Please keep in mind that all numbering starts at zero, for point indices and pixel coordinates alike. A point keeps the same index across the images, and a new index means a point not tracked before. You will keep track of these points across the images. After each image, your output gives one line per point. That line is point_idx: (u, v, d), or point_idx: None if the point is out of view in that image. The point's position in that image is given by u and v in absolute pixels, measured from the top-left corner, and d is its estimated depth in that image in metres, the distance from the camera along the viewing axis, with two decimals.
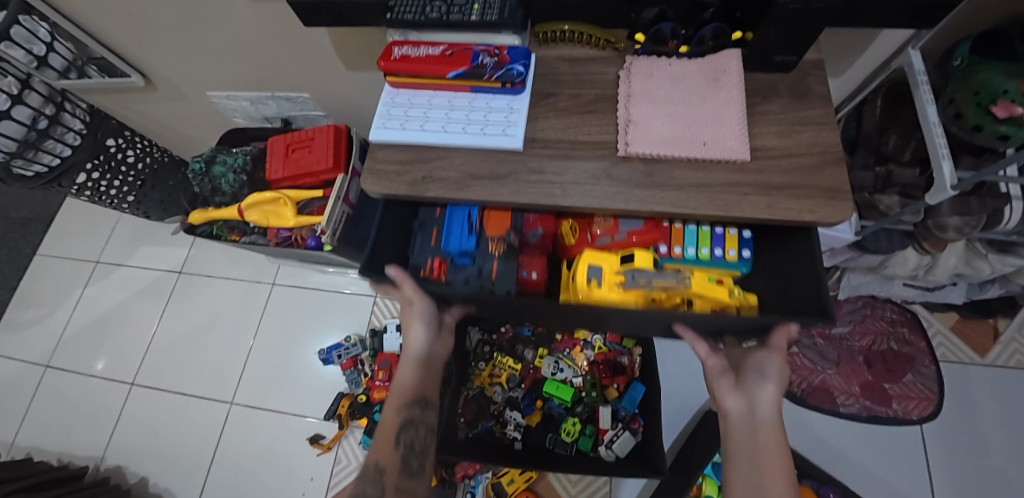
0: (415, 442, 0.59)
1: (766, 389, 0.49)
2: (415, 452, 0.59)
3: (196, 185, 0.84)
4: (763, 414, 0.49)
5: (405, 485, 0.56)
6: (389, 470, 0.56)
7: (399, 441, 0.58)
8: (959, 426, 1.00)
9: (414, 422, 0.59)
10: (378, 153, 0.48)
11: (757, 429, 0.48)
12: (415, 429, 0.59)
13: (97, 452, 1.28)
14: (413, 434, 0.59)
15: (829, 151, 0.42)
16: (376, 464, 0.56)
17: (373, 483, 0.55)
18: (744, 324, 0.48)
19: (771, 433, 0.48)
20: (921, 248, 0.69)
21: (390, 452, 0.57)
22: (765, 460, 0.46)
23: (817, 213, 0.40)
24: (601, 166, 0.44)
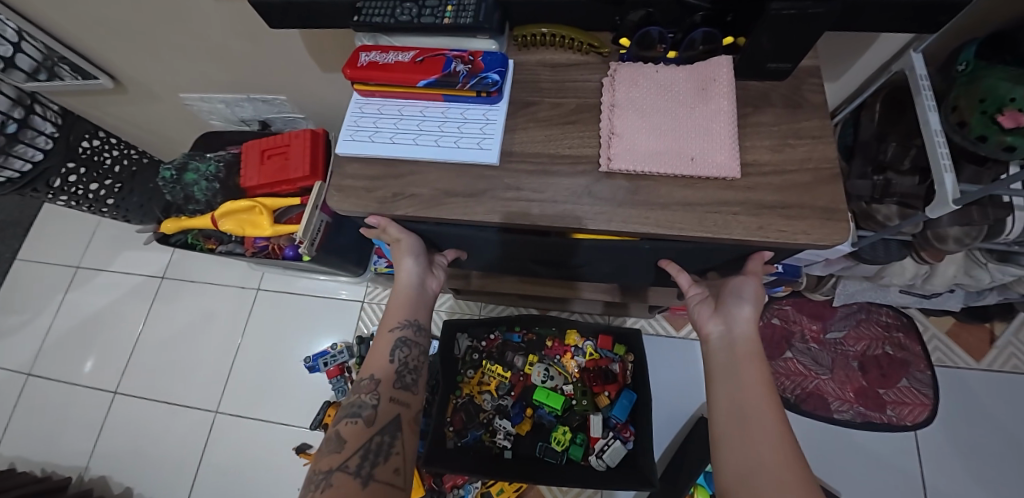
0: (410, 359, 0.55)
1: (743, 311, 0.47)
2: (409, 369, 0.55)
3: (168, 193, 0.81)
4: (741, 331, 0.46)
5: (401, 394, 0.52)
6: (384, 381, 0.52)
7: (393, 355, 0.54)
8: (955, 433, 0.99)
9: (408, 341, 0.55)
10: (345, 168, 0.45)
11: (740, 350, 0.45)
12: (408, 347, 0.55)
13: (81, 462, 1.25)
14: (407, 352, 0.55)
15: (824, 167, 0.40)
16: (371, 376, 0.53)
17: (368, 393, 0.51)
18: (728, 256, 0.46)
19: (750, 351, 0.45)
20: (918, 257, 0.67)
21: (384, 363, 0.53)
22: (746, 374, 0.43)
23: (810, 235, 0.37)
24: (583, 183, 0.41)
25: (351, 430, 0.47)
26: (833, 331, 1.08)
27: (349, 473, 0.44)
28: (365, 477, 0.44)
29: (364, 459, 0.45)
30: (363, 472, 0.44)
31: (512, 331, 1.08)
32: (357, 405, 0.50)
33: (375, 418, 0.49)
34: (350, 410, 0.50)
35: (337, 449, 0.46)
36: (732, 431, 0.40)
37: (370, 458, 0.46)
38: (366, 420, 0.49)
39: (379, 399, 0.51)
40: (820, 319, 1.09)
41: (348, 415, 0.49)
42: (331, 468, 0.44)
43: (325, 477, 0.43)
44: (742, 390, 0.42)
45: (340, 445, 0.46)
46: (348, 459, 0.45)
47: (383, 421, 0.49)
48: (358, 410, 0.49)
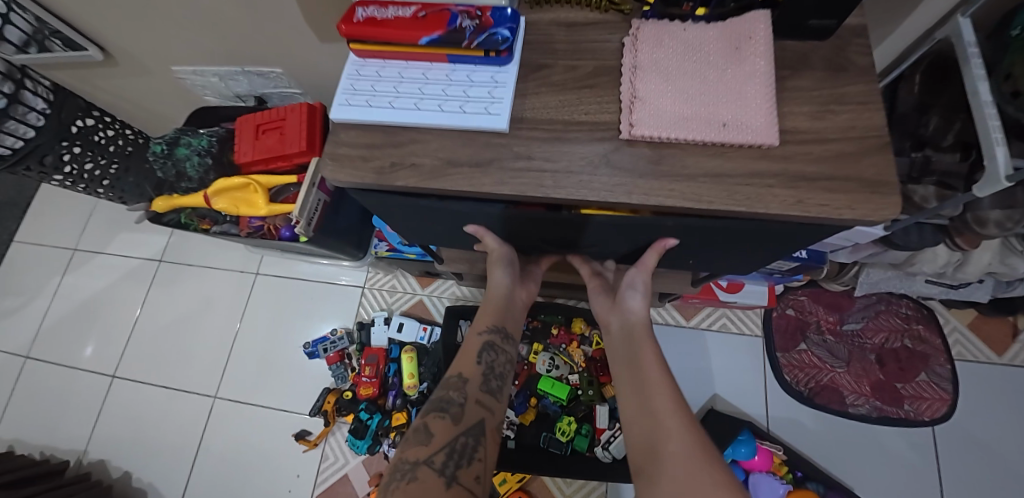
0: (496, 364, 0.55)
1: (635, 301, 0.56)
2: (494, 374, 0.54)
3: (158, 169, 0.77)
4: (636, 318, 0.55)
5: (487, 399, 0.51)
6: (471, 382, 0.52)
7: (480, 358, 0.54)
8: (974, 429, 0.95)
9: (495, 346, 0.56)
10: (340, 135, 0.41)
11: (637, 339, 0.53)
12: (495, 352, 0.56)
13: (80, 446, 1.24)
14: (494, 357, 0.55)
15: (872, 135, 0.35)
16: (459, 374, 0.52)
17: (454, 391, 0.50)
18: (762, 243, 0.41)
19: (642, 334, 0.54)
20: (952, 244, 0.63)
21: (472, 364, 0.53)
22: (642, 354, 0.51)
23: (857, 210, 0.33)
24: (600, 152, 0.37)
25: (439, 424, 0.46)
26: (849, 323, 1.04)
27: (435, 469, 0.41)
28: (450, 477, 0.41)
29: (449, 458, 0.43)
30: (448, 472, 0.42)
31: None
32: (444, 400, 0.49)
33: (462, 415, 0.47)
34: (436, 404, 0.48)
35: (425, 441, 0.44)
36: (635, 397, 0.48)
37: (454, 458, 0.43)
38: (452, 417, 0.47)
39: (464, 398, 0.49)
40: (836, 310, 1.05)
41: (436, 409, 0.48)
42: (417, 460, 0.42)
43: (410, 469, 0.41)
44: (641, 368, 0.50)
45: (427, 438, 0.44)
46: (434, 455, 0.43)
47: (470, 422, 0.47)
48: (445, 405, 0.48)
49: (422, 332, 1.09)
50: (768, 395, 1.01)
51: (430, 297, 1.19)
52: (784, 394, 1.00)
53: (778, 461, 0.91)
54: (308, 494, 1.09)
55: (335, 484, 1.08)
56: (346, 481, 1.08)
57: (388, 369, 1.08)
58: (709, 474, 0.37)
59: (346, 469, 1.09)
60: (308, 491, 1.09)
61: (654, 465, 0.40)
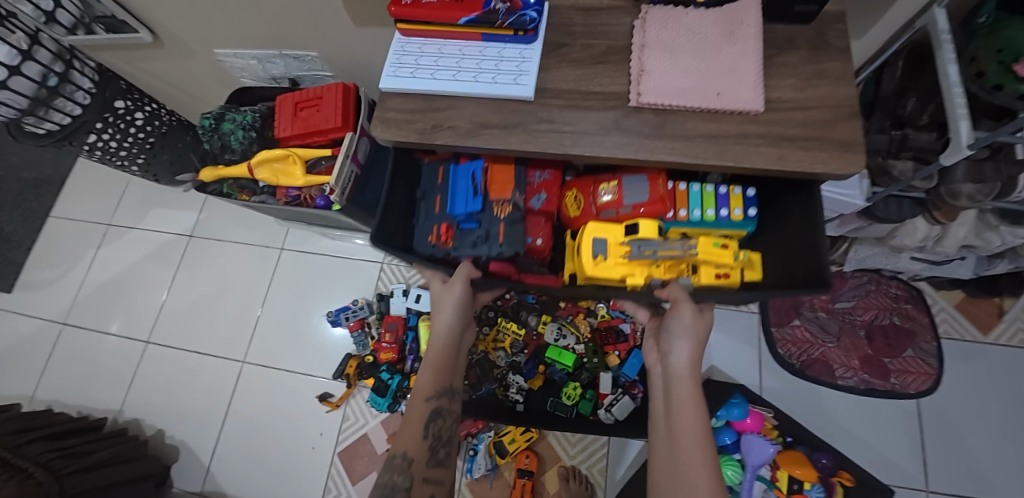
0: (440, 433, 0.64)
1: (678, 346, 0.59)
2: (440, 445, 0.64)
3: (206, 141, 0.84)
4: (678, 371, 0.58)
5: (433, 473, 0.61)
6: (416, 461, 0.60)
7: (428, 428, 0.63)
8: (954, 404, 1.02)
9: (441, 411, 0.64)
10: (387, 103, 0.48)
11: (675, 400, 0.56)
12: (441, 421, 0.64)
13: (115, 406, 1.33)
14: (440, 425, 0.64)
15: (846, 105, 0.42)
16: (403, 456, 0.60)
17: (399, 476, 0.58)
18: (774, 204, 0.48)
19: (685, 389, 0.56)
20: (931, 216, 0.69)
21: (420, 440, 0.62)
22: (681, 418, 0.54)
23: (828, 166, 0.39)
24: (613, 117, 0.44)
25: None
26: (842, 301, 1.10)
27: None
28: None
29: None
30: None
31: (527, 292, 1.12)
32: (390, 485, 0.58)
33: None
34: (382, 490, 0.57)
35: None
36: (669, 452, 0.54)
37: None
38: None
39: (408, 483, 0.58)
40: (830, 289, 1.10)
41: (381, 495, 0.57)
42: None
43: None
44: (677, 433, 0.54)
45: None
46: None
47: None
48: (390, 491, 0.57)
49: None
50: (762, 367, 1.07)
51: None
52: (778, 367, 1.07)
53: (769, 425, 0.97)
54: (330, 452, 1.17)
55: (355, 443, 1.17)
56: (365, 439, 1.17)
57: (407, 336, 1.14)
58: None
59: (365, 429, 1.17)
60: (330, 449, 1.17)
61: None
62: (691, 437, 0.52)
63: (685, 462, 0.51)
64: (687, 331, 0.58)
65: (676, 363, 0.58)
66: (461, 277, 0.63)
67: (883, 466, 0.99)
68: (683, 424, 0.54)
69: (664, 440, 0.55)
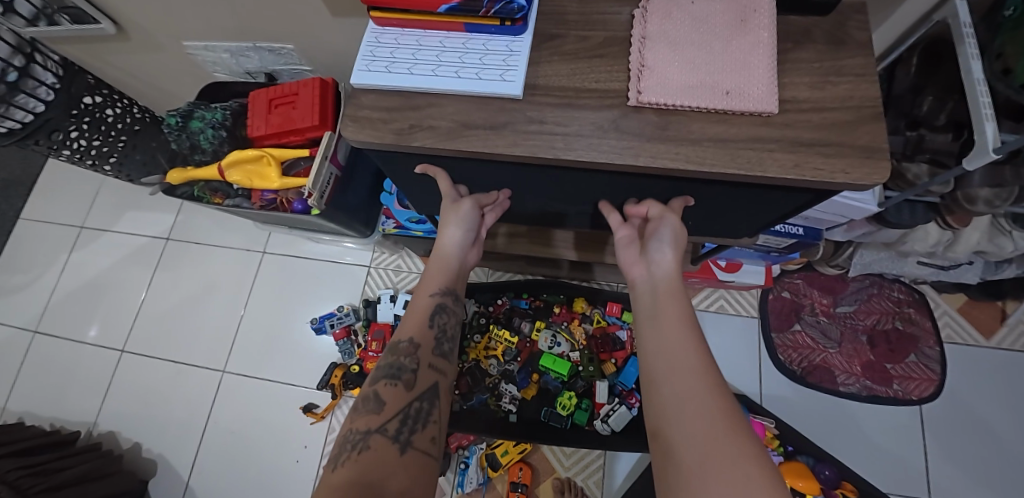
0: (448, 327, 0.52)
1: (664, 254, 0.45)
2: (446, 337, 0.52)
3: (173, 141, 0.78)
4: (663, 275, 0.45)
5: (439, 362, 0.49)
6: (423, 346, 0.48)
7: (432, 321, 0.51)
8: (960, 410, 0.99)
9: (446, 308, 0.53)
10: (360, 99, 0.43)
11: (659, 298, 0.43)
12: (447, 315, 0.52)
13: (90, 417, 1.27)
14: (446, 320, 0.52)
15: (868, 105, 0.37)
16: (411, 339, 0.48)
17: (406, 356, 0.47)
18: (774, 203, 0.44)
19: (671, 291, 0.43)
20: (943, 222, 0.66)
21: (423, 327, 0.50)
22: (665, 310, 0.42)
23: (850, 174, 0.35)
24: (610, 117, 0.39)
25: (390, 392, 0.43)
26: (843, 305, 1.07)
27: (389, 437, 0.39)
28: (403, 443, 0.39)
29: (403, 424, 0.41)
30: (401, 437, 0.40)
31: (519, 298, 1.08)
32: (396, 366, 0.46)
33: (414, 381, 0.45)
34: (387, 371, 0.45)
35: (376, 410, 0.42)
36: (657, 367, 0.38)
37: (408, 423, 0.41)
38: (404, 384, 0.44)
39: (417, 363, 0.46)
40: (831, 293, 1.08)
41: (387, 377, 0.45)
42: (369, 429, 0.40)
43: (361, 439, 0.39)
44: (658, 329, 0.40)
45: (378, 407, 0.42)
46: (387, 422, 0.41)
47: (423, 385, 0.45)
48: (397, 371, 0.45)
49: None
50: (762, 374, 1.04)
51: None
52: (778, 373, 1.03)
53: (770, 435, 0.94)
54: (315, 465, 1.13)
55: None
56: None
57: (394, 344, 1.09)
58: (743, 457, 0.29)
59: None
60: (315, 462, 1.13)
61: (670, 434, 0.33)
62: (678, 326, 0.39)
63: (673, 350, 0.38)
64: (675, 238, 0.45)
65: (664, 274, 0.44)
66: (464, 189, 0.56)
67: (886, 476, 0.96)
68: (666, 316, 0.41)
69: (645, 339, 0.41)
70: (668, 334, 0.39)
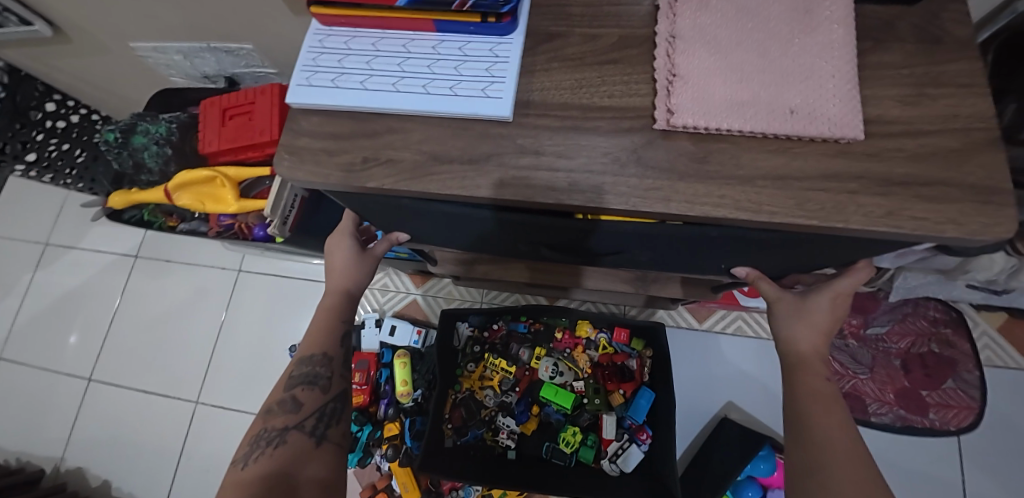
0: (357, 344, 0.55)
1: (797, 331, 0.42)
2: None
3: (113, 160, 0.69)
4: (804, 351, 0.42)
5: (348, 370, 0.53)
6: (336, 359, 0.51)
7: (343, 341, 0.53)
8: (1001, 442, 0.90)
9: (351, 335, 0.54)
10: (300, 122, 0.33)
11: (794, 366, 0.43)
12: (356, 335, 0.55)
13: (57, 453, 1.17)
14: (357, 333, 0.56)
15: (980, 127, 0.27)
16: (324, 353, 0.51)
17: (322, 365, 0.50)
18: (842, 252, 0.34)
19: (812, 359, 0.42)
20: (1012, 248, 0.56)
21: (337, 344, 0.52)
22: (805, 380, 0.42)
23: (963, 226, 0.25)
24: (628, 146, 0.29)
25: (306, 395, 0.48)
26: (874, 326, 0.97)
27: (304, 433, 0.46)
28: (318, 437, 0.46)
29: (318, 421, 0.47)
30: (316, 432, 0.46)
31: (517, 321, 0.97)
32: (310, 374, 0.49)
33: (329, 387, 0.50)
34: (303, 378, 0.49)
35: (292, 410, 0.47)
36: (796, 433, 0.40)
37: (324, 420, 0.48)
38: (320, 387, 0.49)
39: (331, 372, 0.50)
40: (863, 313, 0.97)
41: (302, 382, 0.49)
42: (285, 427, 0.45)
43: (279, 435, 0.44)
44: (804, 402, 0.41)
45: (295, 408, 0.47)
46: (304, 421, 0.46)
47: (336, 390, 0.50)
48: (312, 379, 0.49)
49: (415, 335, 1.01)
50: None
51: (425, 296, 1.10)
52: None
53: None
54: None
55: None
56: None
57: (379, 374, 0.99)
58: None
59: None
60: None
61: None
62: (824, 401, 0.40)
63: (821, 429, 0.38)
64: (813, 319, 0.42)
65: (789, 346, 0.43)
66: (384, 242, 0.50)
67: None
68: (809, 387, 0.41)
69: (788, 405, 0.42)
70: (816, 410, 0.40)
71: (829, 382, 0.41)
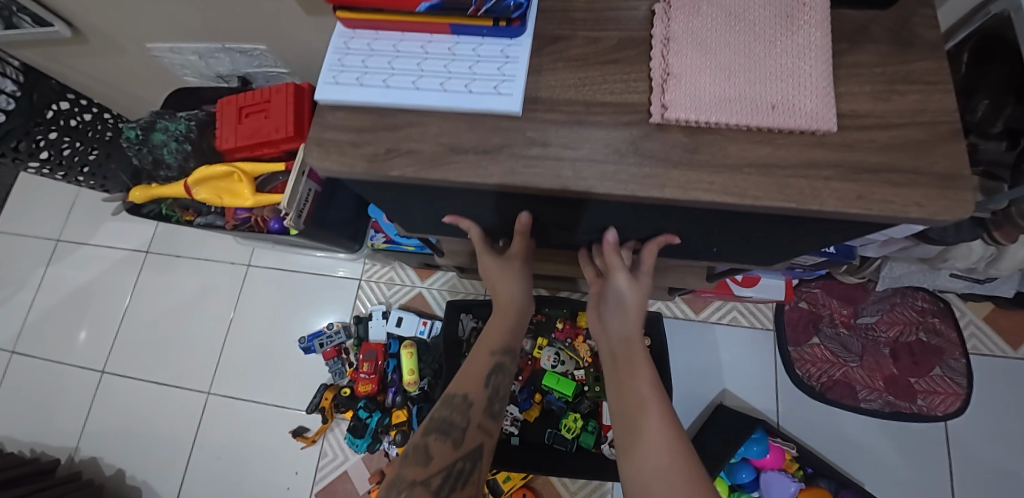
0: (501, 387, 0.52)
1: (619, 320, 0.45)
2: (498, 396, 0.52)
3: (133, 156, 0.71)
4: (623, 342, 0.44)
5: (488, 422, 0.50)
6: (476, 405, 0.49)
7: (488, 381, 0.51)
8: (985, 427, 0.93)
9: (504, 367, 0.52)
10: (326, 118, 0.36)
11: (622, 362, 0.44)
12: (503, 375, 0.52)
13: (71, 442, 1.20)
14: (502, 379, 0.52)
15: (944, 121, 0.31)
16: (465, 396, 0.49)
17: (460, 412, 0.48)
18: (822, 234, 0.37)
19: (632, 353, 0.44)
20: (989, 237, 0.60)
21: (479, 385, 0.50)
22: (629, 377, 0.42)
23: (926, 208, 0.28)
24: (627, 138, 0.32)
25: (438, 447, 0.45)
26: (864, 316, 1.00)
27: (431, 491, 0.43)
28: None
29: (446, 480, 0.45)
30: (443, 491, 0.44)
31: None
32: (446, 421, 0.47)
33: (462, 441, 0.47)
34: (438, 426, 0.47)
35: (423, 462, 0.44)
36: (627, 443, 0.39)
37: (450, 481, 0.45)
38: (452, 441, 0.46)
39: (466, 423, 0.48)
40: (851, 303, 1.01)
41: (437, 431, 0.47)
42: (415, 480, 0.43)
43: (409, 487, 0.43)
44: (624, 400, 0.41)
45: (425, 460, 0.45)
46: (431, 477, 0.44)
47: (470, 445, 0.47)
48: (446, 427, 0.47)
49: (422, 325, 1.05)
50: (778, 389, 0.98)
51: (430, 290, 1.14)
52: (794, 388, 0.98)
53: (788, 458, 0.88)
54: (307, 491, 1.07)
55: (333, 482, 1.06)
56: (345, 478, 1.06)
57: (386, 364, 1.03)
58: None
59: (345, 466, 1.07)
60: (307, 488, 1.07)
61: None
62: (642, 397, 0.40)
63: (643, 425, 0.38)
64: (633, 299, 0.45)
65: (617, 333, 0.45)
66: (472, 228, 0.50)
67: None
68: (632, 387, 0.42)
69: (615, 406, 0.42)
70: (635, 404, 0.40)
71: (647, 376, 0.42)
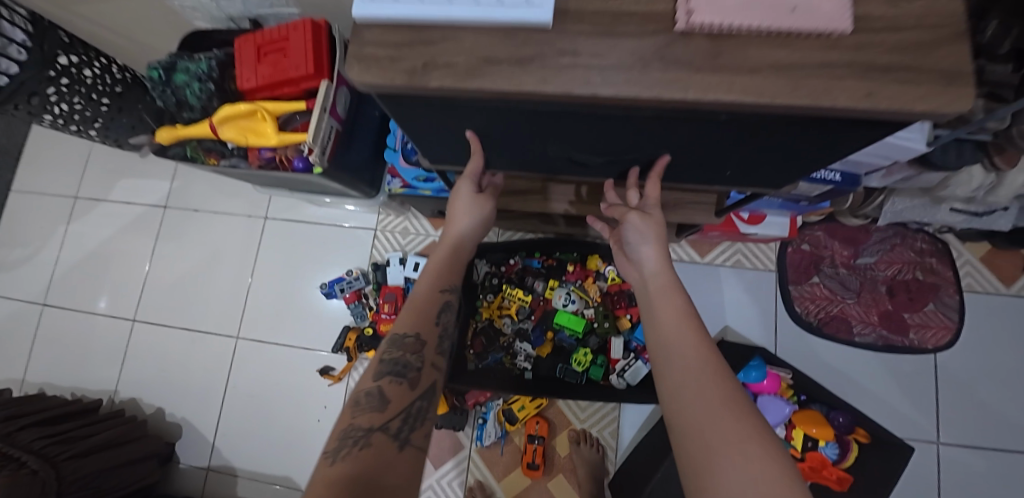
0: (449, 325, 0.54)
1: (645, 250, 0.52)
2: (446, 335, 0.53)
3: (158, 98, 0.74)
4: (651, 269, 0.51)
5: (439, 360, 0.49)
6: (428, 344, 0.49)
7: (439, 318, 0.52)
8: (971, 357, 0.99)
9: (452, 306, 0.55)
10: (363, 34, 0.38)
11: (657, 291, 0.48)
12: (451, 312, 0.54)
13: (110, 386, 1.28)
14: (449, 318, 0.54)
15: (952, 22, 0.32)
16: (417, 335, 0.49)
17: (411, 353, 0.47)
18: (829, 142, 0.40)
19: (663, 284, 0.49)
20: (990, 163, 0.62)
21: (431, 324, 0.51)
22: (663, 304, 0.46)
23: (930, 102, 0.31)
24: (652, 46, 0.34)
25: (394, 389, 0.44)
26: (864, 256, 1.04)
27: (390, 435, 0.40)
28: (404, 441, 0.40)
29: (405, 422, 0.42)
30: (402, 435, 0.41)
31: (531, 257, 1.06)
32: (400, 363, 0.46)
33: (417, 380, 0.46)
34: (392, 367, 0.45)
35: (379, 408, 0.42)
36: (661, 357, 0.42)
37: (409, 422, 0.42)
38: (408, 382, 0.45)
39: (421, 362, 0.47)
40: (852, 244, 1.05)
41: (391, 373, 0.45)
42: (372, 426, 0.40)
43: (365, 435, 0.39)
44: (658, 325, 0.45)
45: (381, 405, 0.42)
46: (390, 421, 0.41)
47: (424, 385, 0.46)
48: (401, 369, 0.45)
49: None
50: (777, 324, 1.03)
51: None
52: (795, 325, 1.03)
53: (785, 385, 0.94)
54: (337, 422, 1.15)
55: None
56: None
57: None
58: (730, 414, 0.35)
59: None
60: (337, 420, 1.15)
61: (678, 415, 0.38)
62: (678, 321, 0.44)
63: (678, 344, 0.42)
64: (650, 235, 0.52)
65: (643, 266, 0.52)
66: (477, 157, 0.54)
67: (897, 423, 0.97)
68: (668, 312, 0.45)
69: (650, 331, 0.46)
70: (667, 322, 0.44)
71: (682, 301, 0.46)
